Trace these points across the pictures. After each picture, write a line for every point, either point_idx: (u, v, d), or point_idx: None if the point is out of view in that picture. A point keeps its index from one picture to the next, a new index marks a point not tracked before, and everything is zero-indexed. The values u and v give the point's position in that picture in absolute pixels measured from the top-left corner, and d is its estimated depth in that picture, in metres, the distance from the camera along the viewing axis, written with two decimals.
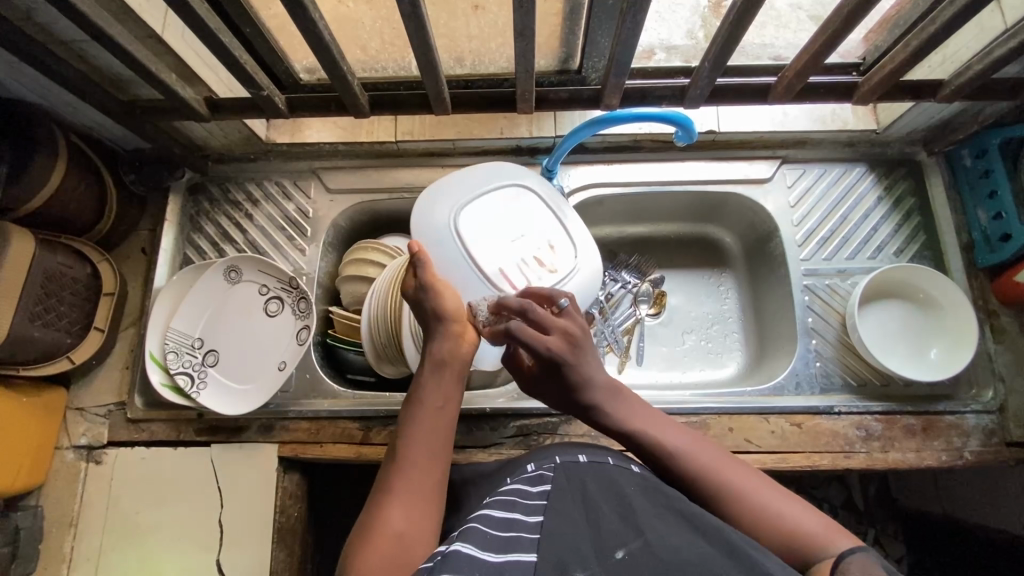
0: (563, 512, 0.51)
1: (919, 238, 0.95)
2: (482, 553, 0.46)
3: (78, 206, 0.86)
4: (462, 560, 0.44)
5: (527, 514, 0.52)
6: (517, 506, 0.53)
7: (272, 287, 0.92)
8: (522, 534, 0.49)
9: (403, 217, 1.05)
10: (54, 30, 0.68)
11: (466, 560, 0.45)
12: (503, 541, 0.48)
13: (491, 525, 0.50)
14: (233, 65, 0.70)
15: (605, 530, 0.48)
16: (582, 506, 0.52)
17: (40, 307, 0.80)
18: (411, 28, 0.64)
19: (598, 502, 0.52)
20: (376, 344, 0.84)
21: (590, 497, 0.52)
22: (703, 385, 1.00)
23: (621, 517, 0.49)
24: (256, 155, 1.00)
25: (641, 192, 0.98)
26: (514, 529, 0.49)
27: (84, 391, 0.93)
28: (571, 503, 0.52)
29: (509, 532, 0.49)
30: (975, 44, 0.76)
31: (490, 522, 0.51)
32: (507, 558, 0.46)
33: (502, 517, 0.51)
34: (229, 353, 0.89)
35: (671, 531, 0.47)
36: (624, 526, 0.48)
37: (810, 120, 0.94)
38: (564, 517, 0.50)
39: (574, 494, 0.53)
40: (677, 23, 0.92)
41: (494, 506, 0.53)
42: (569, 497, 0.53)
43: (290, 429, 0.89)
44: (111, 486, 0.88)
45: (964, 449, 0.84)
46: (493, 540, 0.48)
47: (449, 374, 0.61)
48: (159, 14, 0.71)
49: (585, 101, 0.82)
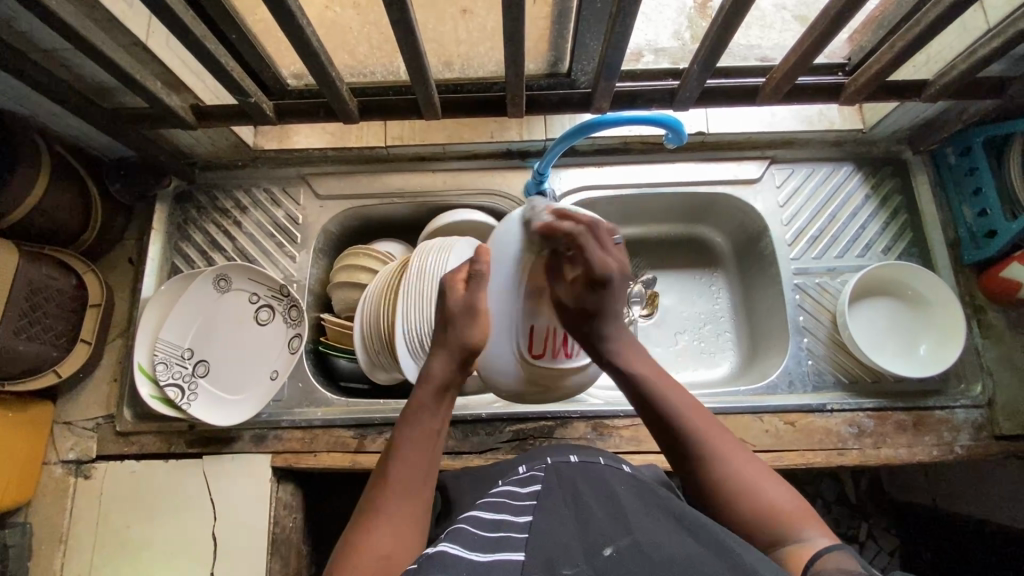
0: (553, 513, 0.51)
1: (906, 235, 0.96)
2: (469, 553, 0.45)
3: (62, 217, 0.85)
4: (448, 558, 0.44)
5: (517, 514, 0.51)
6: (505, 507, 0.53)
7: (263, 295, 0.91)
8: (511, 534, 0.49)
9: (394, 222, 1.04)
10: (35, 38, 0.67)
11: (453, 560, 0.44)
12: (491, 542, 0.47)
13: (481, 525, 0.50)
14: (220, 73, 0.69)
15: (594, 529, 0.48)
16: (572, 506, 0.51)
17: (25, 321, 0.78)
18: (400, 33, 0.64)
19: (589, 502, 0.51)
20: (370, 354, 0.83)
21: (580, 498, 0.52)
22: (698, 385, 1.01)
23: (611, 516, 0.49)
24: (244, 162, 0.99)
25: (632, 194, 0.99)
26: (503, 530, 0.49)
27: (72, 405, 0.91)
28: (561, 504, 0.52)
29: (498, 531, 0.49)
30: (958, 45, 0.77)
31: (479, 522, 0.50)
32: (494, 557, 0.45)
33: (492, 518, 0.51)
34: (220, 363, 0.87)
35: (660, 531, 0.47)
36: (613, 525, 0.48)
37: (798, 121, 0.96)
38: (554, 517, 0.50)
39: (565, 495, 0.53)
40: (663, 24, 0.93)
41: (483, 506, 0.53)
42: (559, 498, 0.53)
43: (284, 439, 0.88)
44: (101, 500, 0.87)
45: (954, 444, 0.85)
46: (481, 541, 0.47)
47: (447, 398, 0.63)
48: (143, 22, 0.70)
49: (576, 105, 0.83)
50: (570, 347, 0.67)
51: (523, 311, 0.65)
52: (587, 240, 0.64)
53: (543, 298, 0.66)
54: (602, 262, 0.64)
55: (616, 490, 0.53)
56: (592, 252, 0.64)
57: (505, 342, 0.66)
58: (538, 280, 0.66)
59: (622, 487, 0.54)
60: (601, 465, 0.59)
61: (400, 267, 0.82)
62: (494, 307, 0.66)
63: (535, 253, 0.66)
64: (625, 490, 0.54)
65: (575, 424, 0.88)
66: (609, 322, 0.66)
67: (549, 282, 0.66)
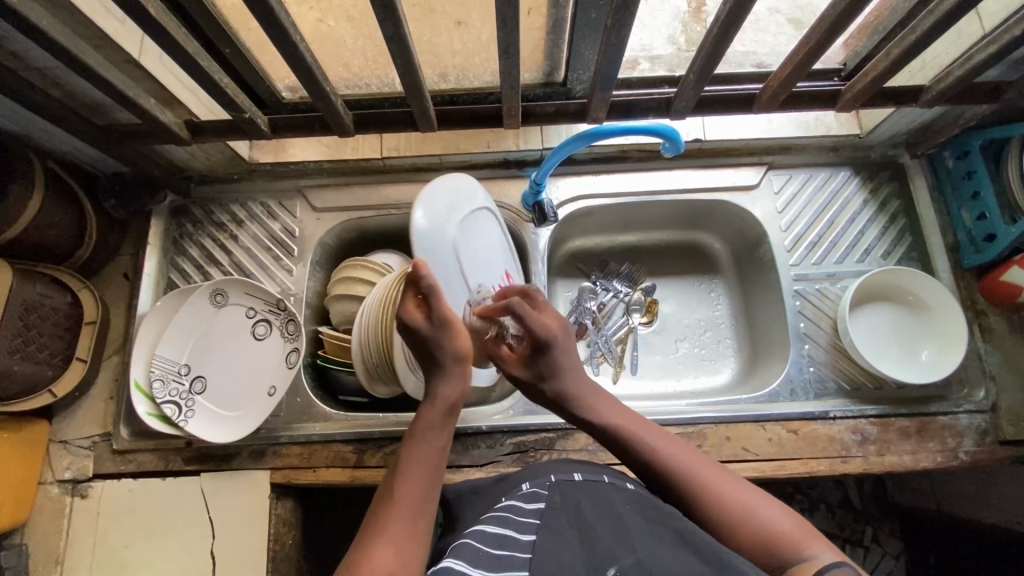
0: (556, 530, 0.49)
1: (905, 240, 0.96)
2: (474, 571, 0.45)
3: (56, 234, 0.84)
4: None
5: (520, 530, 0.50)
6: (509, 522, 0.52)
7: (260, 310, 0.90)
8: (515, 552, 0.47)
9: (391, 233, 1.03)
10: (27, 57, 0.66)
11: None
12: (496, 559, 0.47)
13: (484, 541, 0.49)
14: (215, 90, 0.69)
15: (598, 547, 0.47)
16: (575, 526, 0.50)
17: (19, 341, 0.78)
18: (395, 48, 0.63)
19: (592, 521, 0.50)
20: (367, 365, 0.82)
21: (583, 517, 0.51)
22: (701, 393, 1.00)
23: (613, 534, 0.48)
24: (240, 175, 0.99)
25: (629, 202, 0.99)
26: (507, 547, 0.48)
27: (69, 424, 0.90)
28: (565, 522, 0.51)
29: (501, 548, 0.48)
30: (953, 50, 0.78)
31: (483, 538, 0.50)
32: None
33: (495, 534, 0.50)
34: (217, 379, 0.87)
35: (664, 551, 0.46)
36: (617, 543, 0.47)
37: (795, 127, 0.96)
38: (556, 536, 0.49)
39: (569, 514, 0.52)
40: (658, 30, 0.93)
41: (488, 522, 0.53)
42: (562, 516, 0.52)
43: (283, 454, 0.87)
44: (98, 520, 0.85)
45: (959, 450, 0.85)
46: (487, 558, 0.47)
47: (454, 416, 0.63)
48: (135, 39, 0.69)
49: (572, 115, 0.83)
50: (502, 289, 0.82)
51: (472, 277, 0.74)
52: (525, 310, 0.67)
53: (473, 263, 0.74)
54: (542, 330, 0.67)
55: (620, 509, 0.52)
56: (535, 326, 0.67)
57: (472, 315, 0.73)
58: (462, 242, 0.73)
59: (626, 506, 0.52)
60: (605, 484, 0.57)
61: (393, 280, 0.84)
62: (455, 291, 0.70)
63: (449, 225, 0.70)
64: (629, 509, 0.52)
65: (576, 436, 0.87)
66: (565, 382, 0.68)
67: (468, 241, 0.74)
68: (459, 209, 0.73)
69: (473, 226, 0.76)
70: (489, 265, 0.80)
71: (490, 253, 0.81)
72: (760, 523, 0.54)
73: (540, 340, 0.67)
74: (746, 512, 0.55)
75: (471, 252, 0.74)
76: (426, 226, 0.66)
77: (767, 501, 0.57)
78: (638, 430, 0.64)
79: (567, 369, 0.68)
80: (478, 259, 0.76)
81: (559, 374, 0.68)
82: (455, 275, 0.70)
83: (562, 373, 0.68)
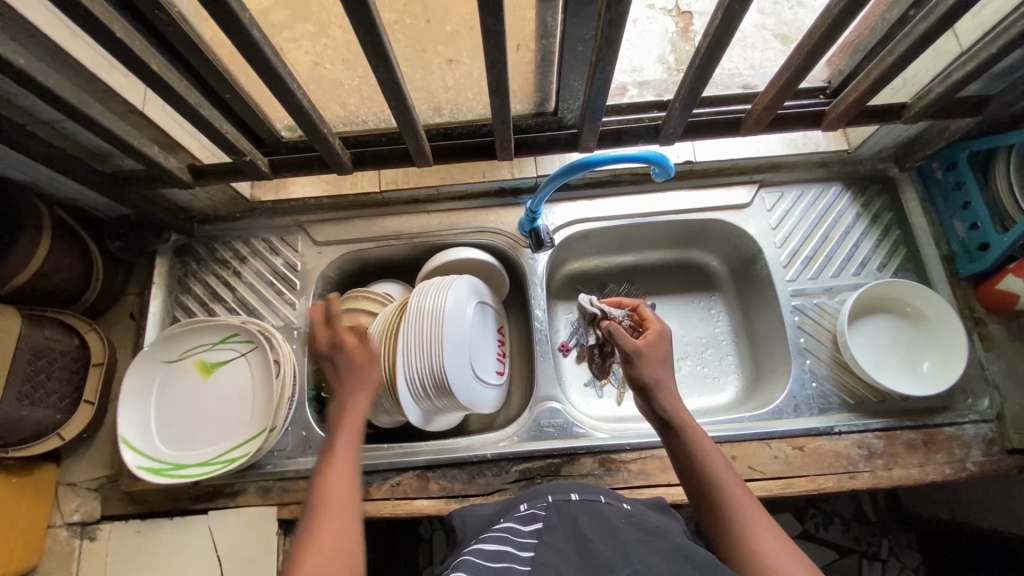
0: (554, 546, 0.49)
1: (900, 251, 0.96)
2: None
3: (63, 279, 0.86)
4: None
5: (519, 548, 0.50)
6: (509, 541, 0.52)
7: (198, 349, 0.91)
8: (514, 567, 0.47)
9: (391, 263, 1.05)
10: (35, 112, 0.69)
11: None
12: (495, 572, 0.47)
13: (485, 558, 0.49)
14: (216, 135, 0.71)
15: (596, 558, 0.47)
16: (573, 540, 0.50)
17: (28, 386, 0.79)
18: (388, 91, 0.65)
19: (590, 537, 0.50)
20: (372, 396, 0.85)
21: (581, 532, 0.51)
22: (704, 411, 1.00)
23: (611, 548, 0.48)
24: (242, 214, 1.01)
25: (625, 225, 1.00)
26: (508, 562, 0.48)
27: (76, 466, 0.91)
28: (562, 538, 0.51)
29: (500, 565, 0.48)
30: (931, 68, 0.80)
31: (482, 557, 0.49)
32: None
33: (496, 550, 0.50)
34: (168, 429, 0.87)
35: (660, 561, 0.47)
36: (614, 556, 0.47)
37: (784, 145, 0.98)
38: (556, 552, 0.49)
39: (566, 530, 0.52)
40: (648, 51, 0.96)
41: (485, 543, 0.52)
42: (560, 533, 0.52)
43: (290, 489, 0.87)
44: (106, 563, 0.85)
45: (967, 461, 0.84)
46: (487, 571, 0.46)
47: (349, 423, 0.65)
48: (139, 91, 0.72)
49: (563, 145, 0.85)
50: (491, 370, 0.92)
51: (470, 344, 0.86)
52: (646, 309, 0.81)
53: (474, 334, 0.88)
54: (658, 324, 0.77)
55: (617, 524, 0.52)
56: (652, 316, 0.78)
57: (461, 370, 0.83)
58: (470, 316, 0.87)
59: (622, 521, 0.53)
60: (601, 502, 0.56)
61: (254, 360, 0.90)
62: (457, 346, 0.83)
63: (465, 297, 0.87)
64: (625, 524, 0.52)
65: (581, 460, 0.87)
66: (663, 370, 0.71)
67: (474, 319, 0.89)
68: (474, 292, 0.90)
69: (480, 314, 0.91)
70: (485, 348, 0.91)
71: (488, 342, 0.93)
72: (772, 566, 0.55)
73: (656, 328, 0.76)
74: (764, 553, 0.56)
75: (473, 327, 0.88)
76: (449, 296, 0.84)
77: (792, 553, 0.56)
78: (696, 441, 0.65)
79: (665, 363, 0.72)
80: (478, 335, 0.89)
81: (661, 363, 0.72)
82: (459, 336, 0.84)
83: (661, 363, 0.72)
